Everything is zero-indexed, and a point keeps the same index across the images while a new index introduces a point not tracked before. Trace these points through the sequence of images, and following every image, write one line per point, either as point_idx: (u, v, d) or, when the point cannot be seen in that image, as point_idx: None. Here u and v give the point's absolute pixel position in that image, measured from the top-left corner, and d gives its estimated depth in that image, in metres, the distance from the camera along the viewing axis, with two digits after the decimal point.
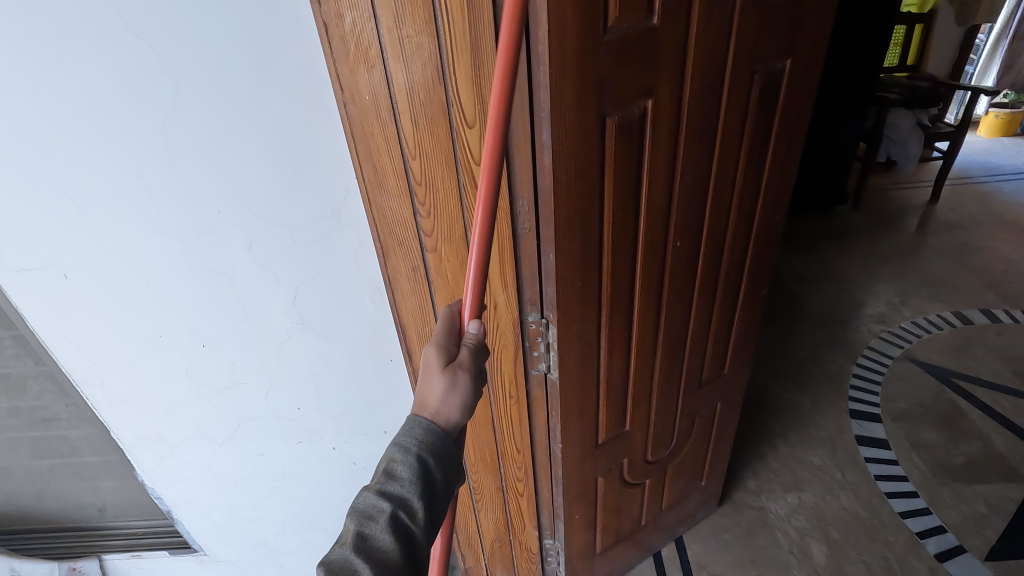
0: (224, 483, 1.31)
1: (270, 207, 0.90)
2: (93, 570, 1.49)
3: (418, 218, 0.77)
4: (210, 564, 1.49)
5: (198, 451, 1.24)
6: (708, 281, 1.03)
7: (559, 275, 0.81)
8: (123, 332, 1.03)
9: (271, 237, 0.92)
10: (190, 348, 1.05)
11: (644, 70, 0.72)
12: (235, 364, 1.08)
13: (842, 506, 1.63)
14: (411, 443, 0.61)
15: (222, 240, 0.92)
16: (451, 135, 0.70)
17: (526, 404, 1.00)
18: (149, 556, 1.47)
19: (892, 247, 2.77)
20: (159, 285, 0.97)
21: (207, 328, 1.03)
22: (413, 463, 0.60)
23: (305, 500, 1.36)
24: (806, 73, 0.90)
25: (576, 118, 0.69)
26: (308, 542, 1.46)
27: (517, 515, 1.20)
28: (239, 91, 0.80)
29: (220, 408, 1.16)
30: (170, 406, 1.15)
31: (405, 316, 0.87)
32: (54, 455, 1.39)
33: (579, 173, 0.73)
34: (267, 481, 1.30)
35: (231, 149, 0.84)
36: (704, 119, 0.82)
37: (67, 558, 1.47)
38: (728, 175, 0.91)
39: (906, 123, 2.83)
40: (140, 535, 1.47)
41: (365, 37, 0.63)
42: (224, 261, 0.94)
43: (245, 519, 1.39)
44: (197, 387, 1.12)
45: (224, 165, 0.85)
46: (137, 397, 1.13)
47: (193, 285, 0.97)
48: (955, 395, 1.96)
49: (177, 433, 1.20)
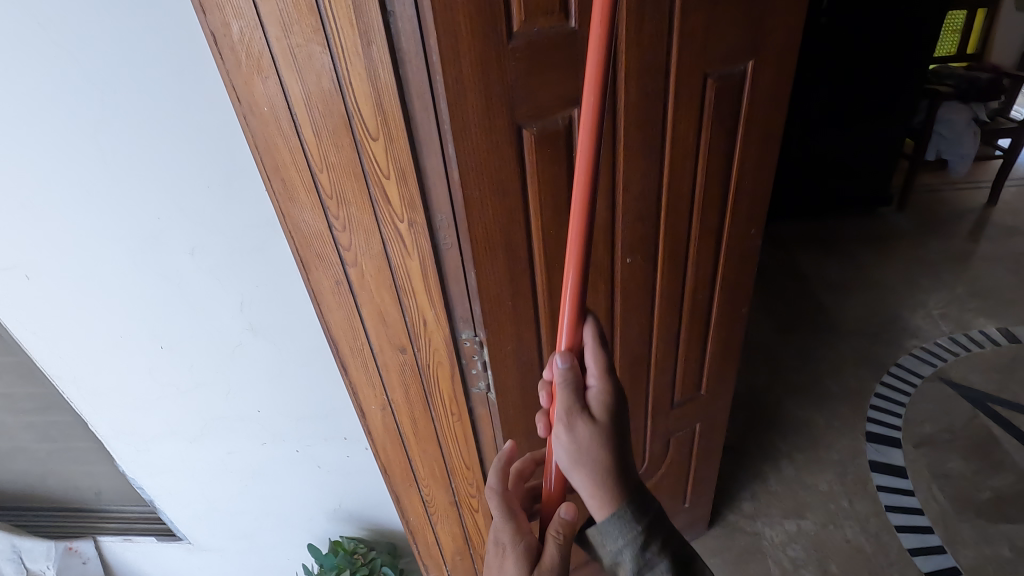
0: (199, 478, 1.32)
1: (209, 215, 0.89)
2: (89, 550, 1.56)
3: (333, 231, 0.74)
4: (197, 551, 1.52)
5: (170, 449, 1.26)
6: (671, 300, 0.96)
7: (485, 293, 0.77)
8: (87, 332, 1.05)
9: (213, 245, 0.91)
10: (151, 350, 1.07)
11: (566, 78, 0.65)
12: (196, 366, 1.08)
13: (845, 537, 1.51)
14: (627, 539, 0.57)
15: (166, 247, 0.92)
16: (356, 148, 0.66)
17: (470, 421, 0.97)
18: (139, 541, 1.53)
19: (937, 254, 2.51)
20: (116, 288, 0.98)
21: (164, 331, 1.03)
22: (646, 554, 0.58)
23: (278, 499, 1.36)
24: (777, 77, 0.80)
25: (484, 134, 0.64)
26: (289, 539, 1.46)
27: (474, 530, 1.18)
28: (166, 99, 0.79)
29: (187, 408, 1.17)
30: (140, 403, 1.17)
31: (335, 330, 0.85)
32: (52, 440, 1.46)
33: (494, 188, 0.68)
34: (239, 478, 1.31)
35: (164, 158, 0.83)
36: (647, 128, 0.74)
37: (64, 537, 1.55)
38: (684, 188, 0.83)
39: (963, 118, 2.53)
40: (131, 520, 1.54)
41: (255, 46, 0.60)
42: (170, 267, 0.94)
43: (225, 512, 1.40)
44: (162, 387, 1.13)
45: (161, 172, 0.85)
46: (109, 394, 1.15)
47: (145, 289, 0.97)
48: (991, 421, 1.76)
49: (149, 429, 1.22)
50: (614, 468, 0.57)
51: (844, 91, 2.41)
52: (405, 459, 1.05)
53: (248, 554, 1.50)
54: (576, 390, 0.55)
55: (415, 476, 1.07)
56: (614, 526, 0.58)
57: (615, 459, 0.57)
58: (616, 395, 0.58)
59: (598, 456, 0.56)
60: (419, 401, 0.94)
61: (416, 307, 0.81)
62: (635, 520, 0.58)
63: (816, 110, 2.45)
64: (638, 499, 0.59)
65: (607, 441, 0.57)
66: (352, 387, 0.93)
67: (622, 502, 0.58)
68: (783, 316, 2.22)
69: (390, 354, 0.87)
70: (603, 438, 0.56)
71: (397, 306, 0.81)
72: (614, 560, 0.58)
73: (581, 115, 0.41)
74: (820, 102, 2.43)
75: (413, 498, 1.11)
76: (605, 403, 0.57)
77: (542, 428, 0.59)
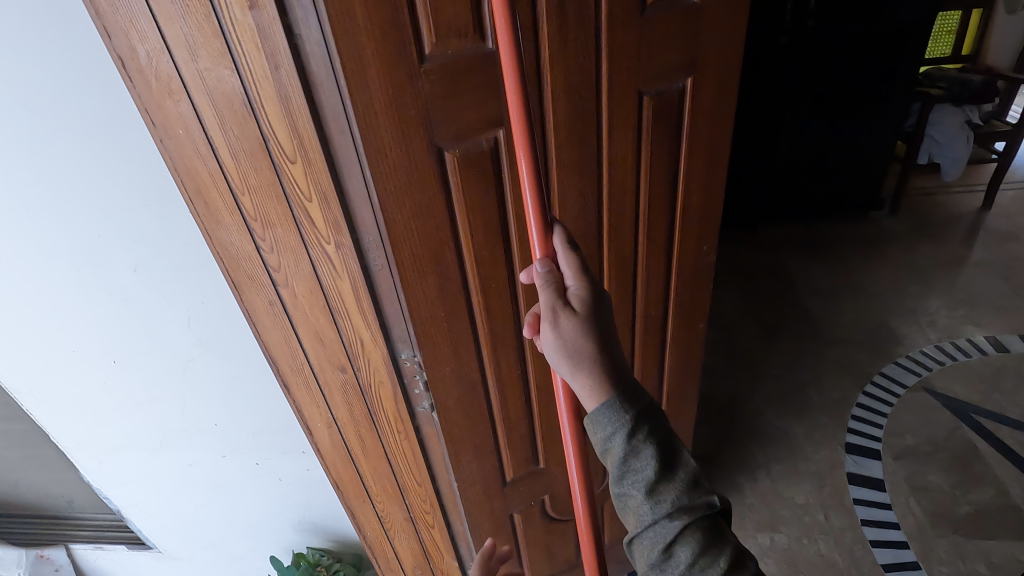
0: (164, 489, 1.30)
1: (151, 232, 0.88)
2: (62, 558, 1.54)
3: (261, 253, 0.73)
4: (167, 559, 1.49)
5: (131, 460, 1.24)
6: (622, 317, 0.94)
7: (417, 314, 0.76)
8: (39, 346, 1.03)
9: (156, 262, 0.91)
10: (104, 364, 1.05)
11: (487, 98, 0.64)
12: (150, 380, 1.07)
13: (819, 552, 1.49)
14: (614, 425, 0.55)
15: (110, 264, 0.91)
16: (275, 171, 0.65)
17: (417, 440, 0.96)
18: (111, 548, 1.51)
19: (930, 260, 2.40)
20: (65, 304, 0.97)
21: (116, 346, 1.02)
22: (634, 441, 0.55)
23: (243, 510, 1.34)
24: (719, 93, 0.78)
25: (402, 156, 0.63)
26: (256, 548, 1.44)
27: (432, 545, 1.17)
28: (97, 119, 0.77)
29: (144, 422, 1.15)
30: (98, 416, 1.15)
31: (274, 350, 0.84)
32: (19, 450, 1.43)
33: (417, 211, 0.67)
34: (202, 489, 1.30)
35: (99, 177, 0.82)
36: (581, 146, 0.73)
37: (36, 545, 1.55)
38: (627, 206, 0.82)
39: (955, 120, 2.50)
40: (104, 529, 1.52)
41: (163, 70, 0.59)
42: (115, 284, 0.93)
43: (191, 523, 1.38)
44: (117, 401, 1.12)
45: (97, 191, 0.83)
46: (65, 406, 1.13)
47: (94, 306, 0.96)
48: (975, 435, 1.72)
49: (109, 441, 1.20)
50: (599, 359, 0.55)
51: (839, 99, 2.26)
52: (356, 475, 1.04)
53: (216, 563, 1.49)
54: (557, 290, 0.56)
55: (368, 492, 1.06)
56: (601, 411, 0.56)
57: (600, 349, 0.55)
58: (598, 296, 0.57)
59: (583, 350, 0.55)
60: (364, 420, 0.93)
61: (351, 327, 0.80)
62: (623, 406, 0.55)
63: (808, 118, 2.30)
64: (627, 388, 0.57)
65: (591, 334, 0.55)
66: (296, 406, 0.92)
67: (611, 389, 0.56)
68: (767, 321, 2.19)
69: (331, 373, 0.86)
70: (586, 331, 0.55)
71: (333, 327, 0.80)
72: (603, 446, 0.56)
73: (497, 29, 0.48)
74: (813, 111, 2.28)
75: (368, 513, 1.10)
76: (588, 300, 0.56)
77: (534, 336, 0.59)
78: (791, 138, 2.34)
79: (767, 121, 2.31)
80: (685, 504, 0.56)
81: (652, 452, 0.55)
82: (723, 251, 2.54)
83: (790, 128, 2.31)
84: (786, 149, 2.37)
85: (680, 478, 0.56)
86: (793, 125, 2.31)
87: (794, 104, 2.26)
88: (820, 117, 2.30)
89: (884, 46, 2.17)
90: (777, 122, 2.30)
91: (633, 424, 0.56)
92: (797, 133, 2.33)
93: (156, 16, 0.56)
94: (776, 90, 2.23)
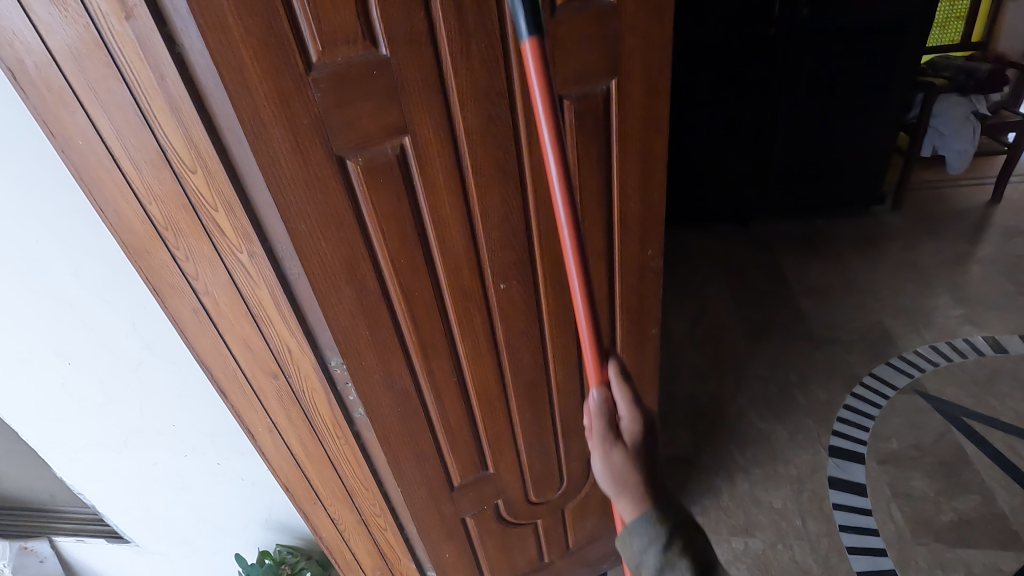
0: (131, 489, 1.24)
1: (84, 238, 0.83)
2: (46, 549, 1.47)
3: (177, 262, 0.73)
4: (146, 554, 1.40)
5: (98, 459, 1.18)
6: (564, 324, 0.92)
7: (336, 323, 0.75)
8: None
9: (94, 267, 0.86)
10: (57, 367, 1.01)
11: (386, 104, 0.62)
12: (105, 384, 1.04)
13: (793, 558, 1.45)
14: (649, 537, 0.59)
15: (48, 269, 0.86)
16: (177, 181, 0.65)
17: (359, 445, 0.95)
18: (92, 542, 1.42)
19: (931, 259, 2.29)
20: (12, 307, 0.91)
21: (69, 348, 0.98)
22: (668, 554, 0.58)
23: (212, 509, 1.29)
24: (648, 96, 0.75)
25: (298, 166, 0.62)
26: (227, 546, 1.39)
27: (388, 547, 1.16)
28: (12, 124, 0.72)
29: (106, 421, 1.10)
30: (59, 418, 1.09)
31: (206, 356, 0.84)
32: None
33: (323, 221, 0.66)
34: (170, 488, 1.25)
35: (24, 183, 0.77)
36: (499, 154, 0.71)
37: (19, 536, 1.47)
38: (557, 212, 0.79)
39: (960, 112, 2.36)
40: (86, 521, 1.43)
41: (54, 81, 0.59)
42: (57, 289, 0.89)
43: (161, 519, 1.32)
44: (76, 401, 1.07)
45: (23, 195, 0.78)
46: (22, 409, 1.08)
47: (34, 309, 0.92)
48: (962, 438, 1.65)
49: (71, 441, 1.14)
50: (642, 484, 0.61)
51: (834, 92, 2.17)
52: (303, 480, 1.03)
53: (191, 561, 1.43)
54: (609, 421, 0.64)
55: (318, 495, 1.06)
56: (637, 522, 0.60)
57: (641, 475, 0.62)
58: (647, 428, 0.65)
59: (627, 475, 0.61)
60: (303, 424, 0.93)
61: (277, 335, 0.79)
62: (659, 522, 0.60)
63: (803, 111, 2.21)
64: (665, 506, 0.61)
65: (634, 463, 0.62)
66: (235, 412, 0.92)
67: (650, 503, 0.61)
68: (756, 321, 2.13)
69: (263, 379, 0.86)
70: (631, 455, 0.62)
71: (259, 334, 0.80)
72: (634, 564, 0.60)
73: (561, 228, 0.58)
74: (808, 104, 2.19)
75: (321, 516, 1.10)
76: (637, 431, 0.64)
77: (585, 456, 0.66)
78: (785, 132, 2.25)
79: (759, 115, 2.22)
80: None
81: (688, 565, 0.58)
82: (715, 249, 2.48)
83: (784, 122, 2.22)
84: (780, 143, 2.28)
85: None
86: (787, 119, 2.22)
87: (787, 97, 2.17)
88: (816, 110, 2.21)
89: (883, 34, 2.06)
90: (772, 114, 2.21)
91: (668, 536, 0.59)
92: (791, 127, 2.24)
93: (39, 28, 0.56)
94: (769, 82, 2.14)
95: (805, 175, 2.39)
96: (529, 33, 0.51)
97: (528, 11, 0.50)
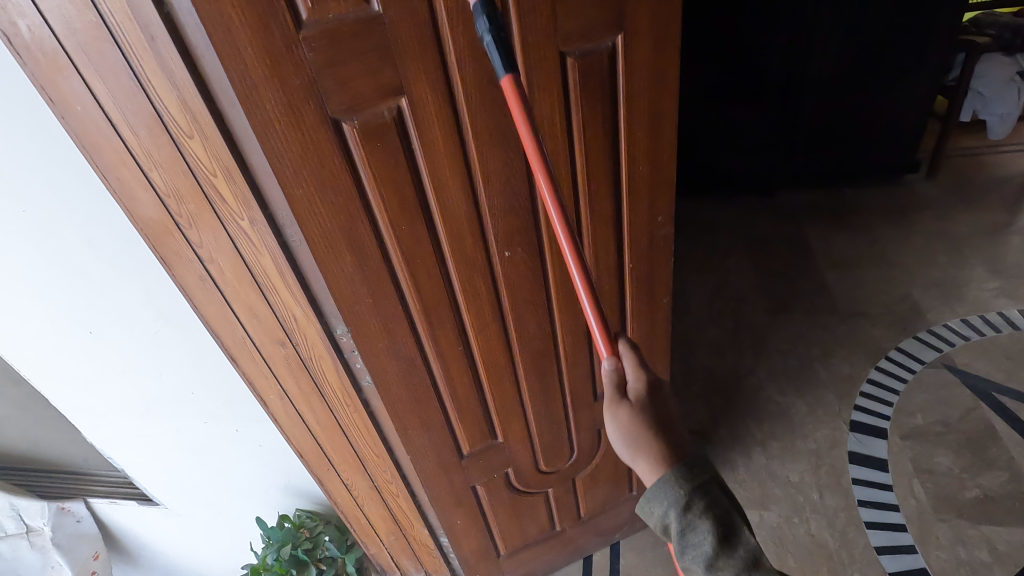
0: (156, 453, 1.27)
1: (94, 209, 0.84)
2: (82, 510, 1.50)
3: (180, 228, 0.74)
4: (174, 516, 1.45)
5: (124, 425, 1.21)
6: (571, 293, 0.90)
7: (337, 291, 0.75)
8: (16, 316, 1.00)
9: (107, 237, 0.87)
10: (79, 336, 1.03)
11: (380, 64, 0.61)
12: (125, 352, 1.05)
13: (809, 532, 1.42)
14: (668, 502, 0.62)
15: (62, 239, 0.87)
16: (176, 146, 0.66)
17: (368, 413, 0.97)
18: (124, 503, 1.47)
19: (967, 229, 2.19)
20: (30, 275, 0.93)
21: (89, 316, 0.99)
22: (689, 515, 0.61)
23: (231, 474, 1.33)
24: (657, 49, 0.72)
25: (293, 130, 0.61)
26: (248, 509, 1.42)
27: (401, 513, 1.19)
28: (18, 96, 0.72)
29: (128, 389, 1.13)
30: (83, 383, 1.12)
31: (214, 323, 0.85)
32: (32, 413, 1.40)
33: (320, 185, 0.65)
34: (192, 454, 1.28)
35: (34, 157, 0.78)
36: (499, 117, 0.69)
37: (58, 497, 1.49)
38: (562, 175, 0.77)
39: (1005, 73, 2.23)
40: (118, 483, 1.47)
41: (48, 44, 0.59)
42: (73, 259, 0.90)
43: (186, 483, 1.35)
44: (100, 368, 1.09)
45: (34, 167, 0.79)
46: (49, 376, 1.11)
47: (52, 278, 0.93)
48: (992, 414, 1.60)
49: (96, 407, 1.17)
50: (654, 443, 0.64)
51: (867, 53, 2.06)
52: (316, 448, 1.05)
53: (215, 523, 1.47)
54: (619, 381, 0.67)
55: (331, 462, 1.08)
56: (655, 487, 0.63)
57: (659, 436, 0.64)
58: (653, 384, 0.68)
59: (637, 436, 0.64)
60: (312, 390, 0.94)
61: (282, 302, 0.80)
62: (679, 482, 0.62)
63: (833, 76, 2.11)
64: (684, 459, 0.64)
65: (645, 419, 0.65)
66: (246, 378, 0.93)
67: (671, 464, 0.63)
68: (777, 294, 2.08)
69: (271, 346, 0.87)
70: (638, 416, 0.65)
71: (265, 301, 0.81)
72: (659, 527, 0.63)
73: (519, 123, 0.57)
74: (838, 67, 2.09)
75: (335, 483, 1.12)
76: (642, 389, 0.67)
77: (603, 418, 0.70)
78: (812, 96, 2.15)
79: (785, 81, 2.13)
80: (736, 564, 0.61)
81: (707, 523, 0.61)
82: (737, 221, 2.41)
83: (812, 86, 2.12)
84: (808, 110, 2.19)
85: (736, 543, 0.62)
86: (815, 84, 2.12)
87: (816, 60, 2.07)
88: (845, 73, 2.10)
89: None
90: (799, 78, 2.12)
91: (687, 495, 0.62)
92: (820, 91, 2.14)
93: None
94: (797, 45, 2.04)
95: (834, 144, 2.29)
96: (503, 69, 0.55)
97: (494, 38, 0.55)
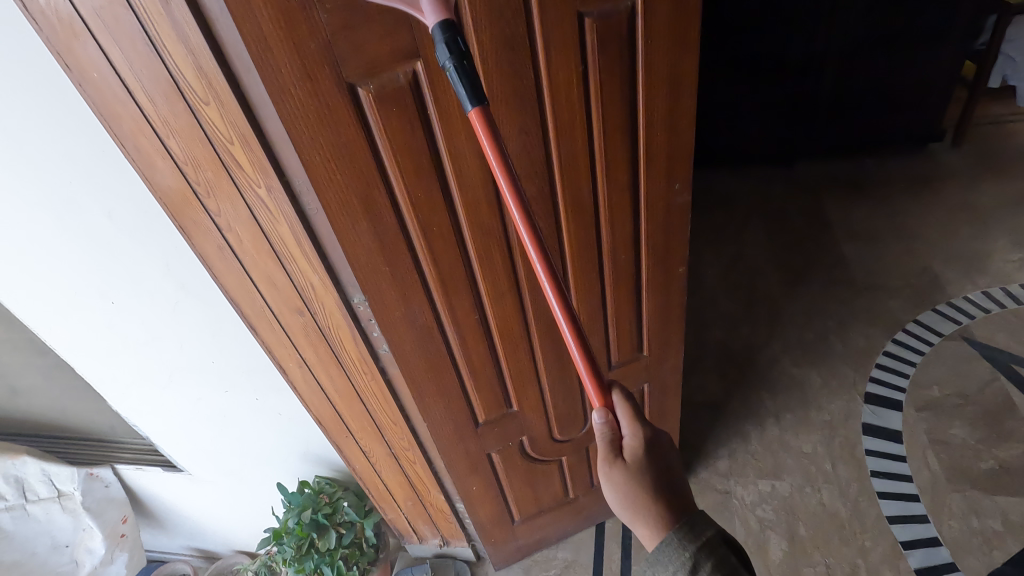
0: (179, 422, 1.31)
1: (112, 179, 0.85)
2: (110, 475, 1.54)
3: (199, 197, 0.74)
4: (198, 481, 1.50)
5: (149, 394, 1.24)
6: (586, 264, 0.90)
7: (354, 260, 0.75)
8: (43, 288, 1.03)
9: (126, 208, 0.88)
10: (102, 307, 1.05)
11: (396, 28, 0.60)
12: (147, 323, 1.07)
13: (821, 501, 1.43)
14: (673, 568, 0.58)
15: (83, 211, 0.89)
16: (193, 114, 0.66)
17: (385, 381, 0.99)
18: (150, 470, 1.51)
19: (992, 200, 2.13)
20: (53, 247, 0.95)
21: (111, 287, 1.01)
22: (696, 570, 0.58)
23: (250, 442, 1.35)
24: (679, 8, 0.70)
25: (309, 95, 0.61)
26: (268, 476, 1.45)
27: (418, 479, 1.22)
28: (36, 65, 0.72)
29: (150, 359, 1.15)
30: (107, 353, 1.15)
31: (233, 291, 0.86)
32: (59, 382, 1.44)
33: (334, 152, 0.65)
34: (211, 423, 1.30)
35: (56, 129, 0.78)
36: (518, 83, 0.68)
37: (87, 463, 1.53)
38: (579, 143, 0.77)
39: None
40: (145, 450, 1.51)
41: (62, 11, 0.59)
42: (94, 231, 0.91)
43: (208, 450, 1.39)
44: (122, 339, 1.11)
45: (54, 139, 0.79)
46: (75, 346, 1.13)
47: (74, 248, 0.94)
48: (1010, 386, 1.58)
49: (122, 376, 1.20)
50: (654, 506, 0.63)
51: (893, 17, 1.99)
52: (335, 416, 1.07)
53: (237, 488, 1.51)
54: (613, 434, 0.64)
55: (349, 429, 1.10)
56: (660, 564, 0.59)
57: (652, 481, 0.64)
58: (652, 441, 0.66)
59: (631, 495, 0.64)
60: (330, 358, 0.95)
61: (299, 270, 0.81)
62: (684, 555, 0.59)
63: (857, 41, 2.04)
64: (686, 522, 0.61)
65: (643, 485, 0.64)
66: (266, 347, 0.94)
67: (667, 524, 0.61)
68: (793, 267, 2.05)
69: (289, 316, 0.88)
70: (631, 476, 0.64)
71: (283, 270, 0.82)
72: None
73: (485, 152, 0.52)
74: (862, 32, 2.02)
75: (354, 450, 1.14)
76: (639, 448, 0.65)
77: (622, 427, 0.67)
78: (835, 63, 2.09)
79: (805, 48, 2.07)
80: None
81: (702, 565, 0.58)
82: (753, 192, 2.37)
83: (835, 53, 2.06)
84: (829, 78, 2.13)
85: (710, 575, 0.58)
86: (837, 50, 2.06)
87: (839, 26, 2.00)
88: (870, 39, 2.04)
89: None
90: (821, 45, 2.06)
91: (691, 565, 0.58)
92: (843, 58, 2.08)
93: None
94: (820, 9, 1.97)
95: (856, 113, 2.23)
96: (470, 102, 0.50)
97: (459, 67, 0.49)
